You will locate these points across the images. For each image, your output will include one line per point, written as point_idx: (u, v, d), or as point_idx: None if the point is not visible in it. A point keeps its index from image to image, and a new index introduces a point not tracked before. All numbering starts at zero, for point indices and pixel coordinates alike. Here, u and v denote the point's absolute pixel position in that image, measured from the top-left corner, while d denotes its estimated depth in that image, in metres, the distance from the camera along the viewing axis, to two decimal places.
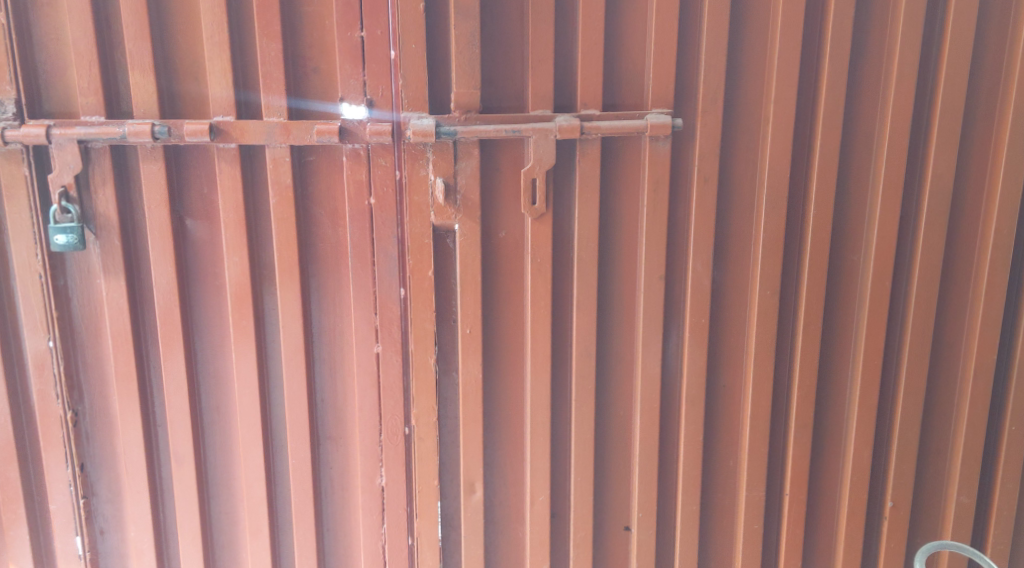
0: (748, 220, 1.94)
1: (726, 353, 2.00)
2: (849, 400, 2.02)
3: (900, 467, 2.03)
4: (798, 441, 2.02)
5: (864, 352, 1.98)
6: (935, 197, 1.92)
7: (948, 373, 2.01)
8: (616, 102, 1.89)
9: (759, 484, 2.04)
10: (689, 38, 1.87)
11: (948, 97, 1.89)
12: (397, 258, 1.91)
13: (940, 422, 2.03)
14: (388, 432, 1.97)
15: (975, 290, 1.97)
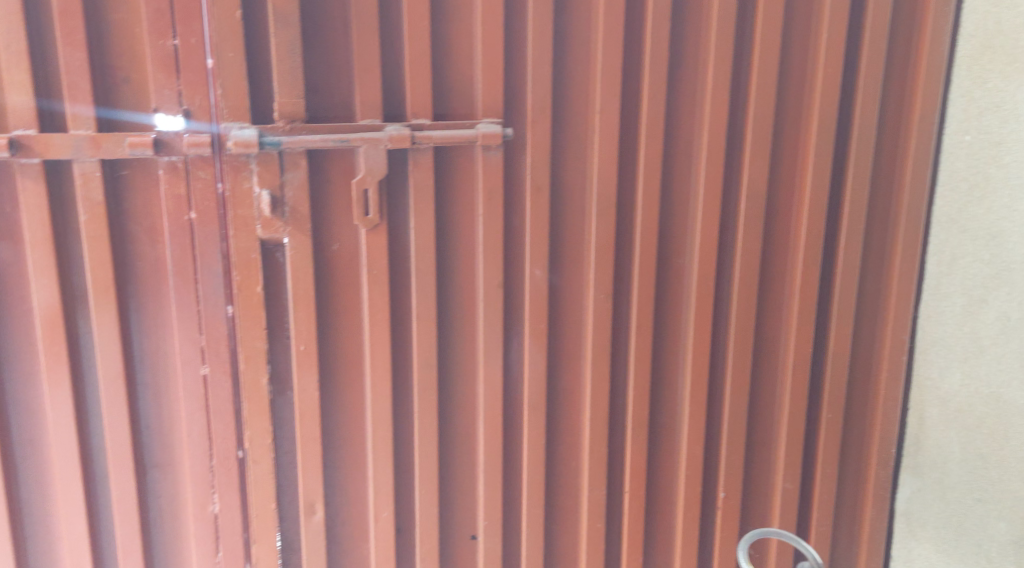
0: (580, 227, 1.98)
1: (564, 358, 2.03)
2: (681, 398, 2.09)
3: (730, 459, 2.11)
4: (635, 440, 2.07)
5: (693, 351, 2.05)
6: (751, 200, 2.01)
7: (769, 367, 2.11)
8: (446, 111, 1.88)
9: (601, 485, 2.07)
10: (514, 48, 1.89)
11: (760, 106, 1.98)
12: (223, 274, 1.83)
13: (764, 414, 2.13)
14: (219, 457, 1.89)
15: (791, 287, 2.08)
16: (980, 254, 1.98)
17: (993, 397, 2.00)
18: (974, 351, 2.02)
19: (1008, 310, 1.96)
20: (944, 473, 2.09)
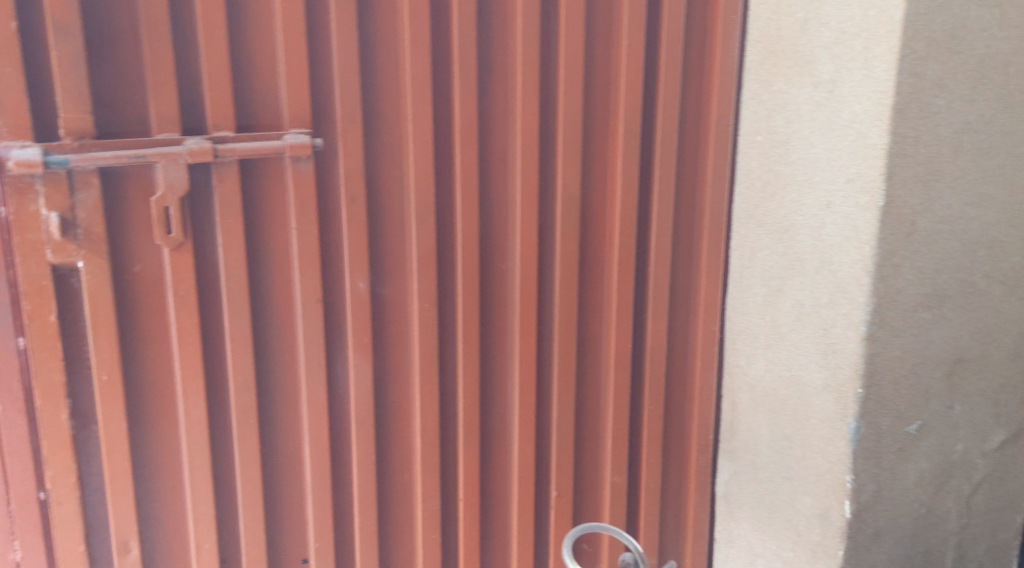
0: (400, 237, 1.96)
1: (391, 370, 2.01)
2: (511, 401, 2.11)
3: (561, 458, 2.15)
4: (466, 448, 2.07)
5: (520, 355, 2.07)
6: (566, 204, 2.06)
7: (593, 365, 2.17)
8: (251, 123, 1.83)
9: (434, 495, 2.06)
10: (319, 58, 1.85)
11: (569, 111, 2.02)
12: (11, 304, 1.71)
13: (590, 412, 2.19)
14: (18, 500, 1.76)
15: (609, 286, 2.14)
16: (774, 247, 2.06)
17: (793, 380, 2.05)
18: (776, 337, 2.09)
19: (801, 297, 2.01)
20: (755, 455, 2.17)
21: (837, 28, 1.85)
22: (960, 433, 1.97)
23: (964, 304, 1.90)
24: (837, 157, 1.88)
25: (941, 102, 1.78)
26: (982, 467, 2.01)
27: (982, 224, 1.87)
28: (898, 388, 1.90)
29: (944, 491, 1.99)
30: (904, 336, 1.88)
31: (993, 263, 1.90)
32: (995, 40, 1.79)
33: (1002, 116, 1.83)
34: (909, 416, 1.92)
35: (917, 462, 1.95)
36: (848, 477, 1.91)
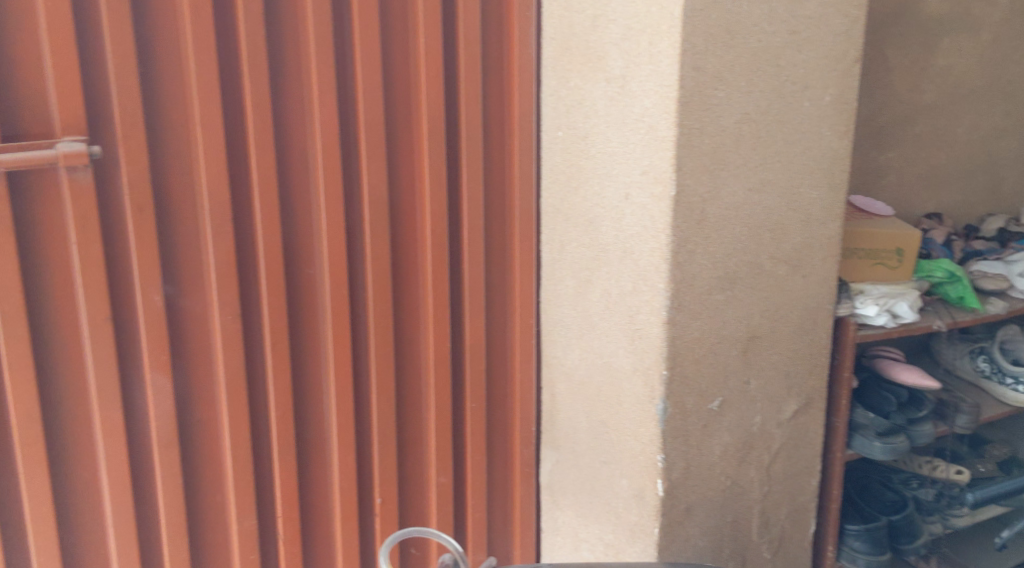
0: (196, 247, 1.87)
1: (196, 388, 1.91)
2: (328, 410, 2.04)
3: (383, 464, 2.11)
4: (282, 462, 1.99)
5: (334, 361, 2.01)
6: (374, 205, 2.00)
7: (412, 368, 2.13)
8: (20, 132, 1.70)
9: (250, 514, 1.98)
10: (92, 62, 1.74)
11: (369, 110, 1.96)
12: None
13: (412, 415, 2.15)
14: None
15: (424, 286, 2.10)
16: (582, 239, 2.11)
17: (605, 367, 2.10)
18: (587, 327, 2.14)
19: (608, 286, 2.06)
20: (575, 443, 2.22)
21: (623, 25, 1.91)
22: (757, 405, 2.08)
23: (753, 285, 2.00)
24: (631, 150, 1.94)
25: (721, 94, 1.85)
26: (779, 436, 2.13)
27: (764, 208, 1.96)
28: (698, 367, 1.98)
29: (747, 461, 2.10)
30: (701, 319, 1.96)
31: (776, 245, 2.00)
32: (765, 34, 1.86)
33: (776, 106, 1.91)
34: (711, 394, 2.01)
35: (720, 436, 2.05)
36: (659, 457, 1.98)
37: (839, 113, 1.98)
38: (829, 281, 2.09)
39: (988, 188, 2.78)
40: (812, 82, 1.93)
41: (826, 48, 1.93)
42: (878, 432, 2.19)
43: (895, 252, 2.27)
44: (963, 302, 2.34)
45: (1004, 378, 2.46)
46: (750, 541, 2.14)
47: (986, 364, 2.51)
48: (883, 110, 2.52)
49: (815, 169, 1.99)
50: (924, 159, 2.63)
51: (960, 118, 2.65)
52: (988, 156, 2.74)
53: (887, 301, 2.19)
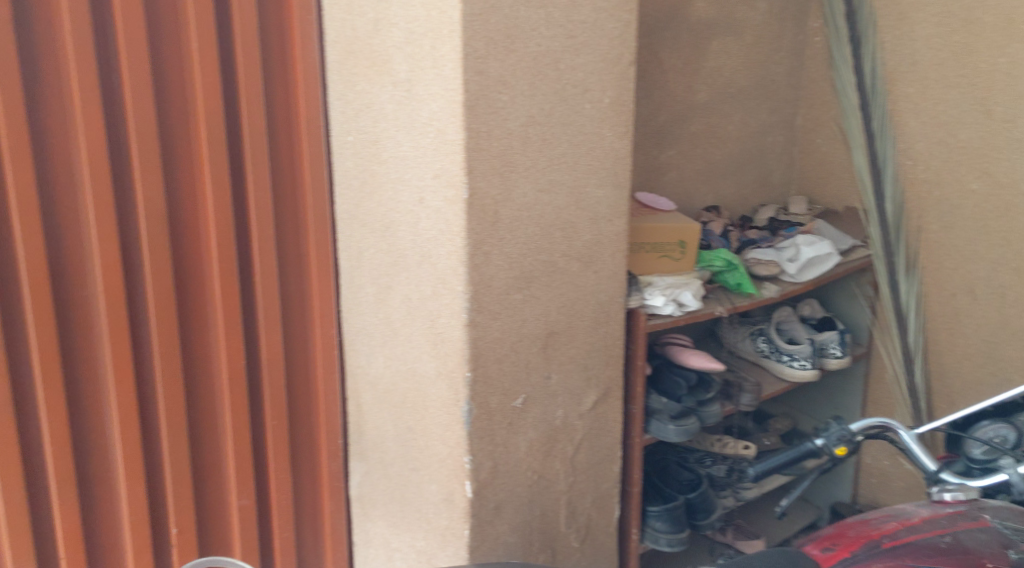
0: None
1: None
2: (112, 440, 1.92)
3: (177, 492, 2.00)
4: (61, 500, 1.87)
5: (115, 389, 1.89)
6: (152, 220, 1.89)
7: (205, 389, 2.02)
8: None
9: (28, 557, 1.86)
10: None
11: (140, 120, 1.85)
12: None
13: (208, 438, 2.05)
14: None
15: (213, 302, 2.00)
16: (379, 245, 2.08)
17: (409, 373, 2.09)
18: (390, 334, 2.11)
19: (408, 291, 2.05)
20: (383, 452, 2.18)
21: (405, 29, 1.90)
22: (559, 399, 2.12)
23: (549, 283, 2.03)
24: (422, 154, 1.93)
25: (505, 97, 1.88)
26: (581, 428, 2.18)
27: (555, 208, 2.00)
28: (501, 367, 2.00)
29: (551, 455, 2.14)
30: (500, 318, 1.98)
31: (568, 243, 2.04)
32: (543, 38, 1.90)
33: (559, 108, 1.95)
34: (515, 392, 2.04)
35: (525, 432, 2.08)
36: (467, 458, 1.99)
37: (619, 115, 2.04)
38: (619, 275, 2.15)
39: (759, 180, 2.98)
40: (591, 85, 1.99)
41: (602, 52, 1.99)
42: (672, 415, 2.29)
43: (677, 245, 2.39)
44: (741, 288, 2.49)
45: (781, 356, 2.64)
46: (558, 532, 2.19)
47: (765, 343, 2.68)
48: (661, 110, 2.65)
49: (599, 169, 2.05)
50: (701, 155, 2.78)
51: (730, 116, 2.82)
52: (757, 151, 2.93)
53: (673, 291, 2.29)
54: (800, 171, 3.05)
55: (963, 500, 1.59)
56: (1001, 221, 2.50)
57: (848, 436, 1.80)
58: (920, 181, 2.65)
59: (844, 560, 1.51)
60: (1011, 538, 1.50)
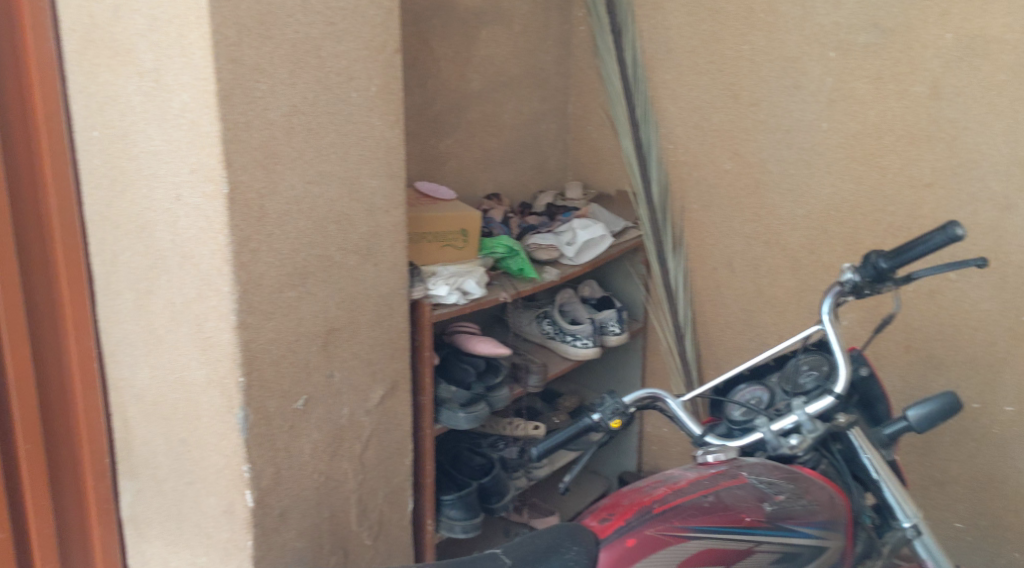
0: None
1: None
2: None
3: None
4: None
5: None
6: None
7: None
8: None
9: None
10: None
11: None
12: None
13: None
14: None
15: None
16: (136, 247, 1.95)
17: (178, 382, 1.98)
18: (154, 341, 1.99)
19: (171, 294, 1.93)
20: (156, 468, 2.06)
21: (149, 15, 1.78)
22: (343, 398, 2.07)
23: (325, 279, 1.98)
24: (176, 148, 1.83)
25: (263, 86, 1.80)
26: (368, 424, 2.14)
27: (326, 200, 1.95)
28: (278, 369, 1.93)
29: (339, 455, 2.09)
30: (275, 318, 1.91)
31: (343, 236, 1.99)
32: (301, 25, 1.84)
33: (323, 97, 1.90)
34: (294, 393, 1.97)
35: (308, 434, 2.02)
36: (245, 467, 1.91)
37: (387, 103, 2.02)
38: (399, 266, 2.13)
39: (536, 167, 3.04)
40: (356, 73, 1.95)
41: (365, 39, 1.95)
42: (461, 403, 2.28)
43: (459, 234, 2.39)
44: (524, 274, 2.53)
45: (565, 337, 2.71)
46: (350, 531, 2.16)
47: (550, 325, 2.75)
48: (435, 98, 2.64)
49: (371, 159, 2.01)
50: (479, 143, 2.81)
51: (504, 103, 2.85)
52: (533, 138, 2.99)
53: (456, 279, 2.29)
54: (574, 157, 3.14)
55: (724, 460, 1.70)
56: (752, 198, 2.68)
57: (622, 408, 1.81)
58: (681, 163, 2.80)
59: (620, 529, 1.58)
60: (765, 491, 1.62)
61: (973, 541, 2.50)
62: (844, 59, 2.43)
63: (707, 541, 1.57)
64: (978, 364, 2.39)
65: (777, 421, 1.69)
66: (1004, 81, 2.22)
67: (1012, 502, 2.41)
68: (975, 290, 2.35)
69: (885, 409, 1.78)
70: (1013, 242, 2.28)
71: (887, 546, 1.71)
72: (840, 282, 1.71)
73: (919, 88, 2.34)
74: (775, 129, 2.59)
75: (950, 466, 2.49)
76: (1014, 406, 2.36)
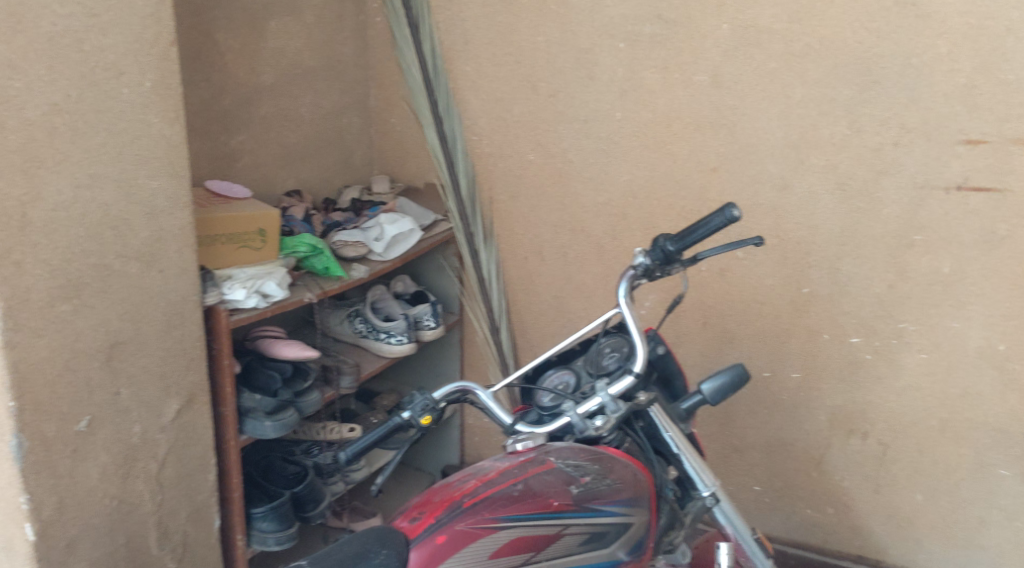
0: None
1: None
2: None
3: None
4: None
5: None
6: None
7: None
8: None
9: None
10: None
11: None
12: None
13: None
14: None
15: None
16: None
17: None
18: None
19: None
20: None
21: None
22: (134, 415, 1.95)
23: (104, 289, 1.85)
24: None
25: (17, 84, 1.67)
26: (164, 441, 2.03)
27: (101, 205, 1.82)
28: (54, 390, 1.80)
29: (132, 476, 1.97)
30: (45, 336, 1.77)
31: (122, 243, 1.87)
32: (58, 16, 1.71)
33: (89, 94, 1.77)
34: (76, 415, 1.84)
35: (95, 458, 1.88)
36: (22, 498, 1.77)
37: (165, 99, 1.90)
38: (190, 272, 2.01)
39: (339, 162, 2.96)
40: (126, 67, 1.83)
41: (134, 32, 1.83)
42: (267, 411, 2.19)
43: (257, 234, 2.29)
44: (329, 272, 2.45)
45: (378, 334, 2.65)
46: (150, 556, 2.04)
47: (362, 324, 2.68)
48: (224, 93, 2.52)
49: (150, 159, 1.89)
50: (275, 139, 2.71)
51: (299, 97, 2.76)
52: (334, 133, 2.92)
53: (254, 281, 2.18)
54: (379, 150, 3.07)
55: (532, 447, 1.72)
56: (556, 187, 2.73)
57: (432, 405, 1.77)
58: (485, 154, 2.81)
59: (430, 527, 1.56)
60: (572, 474, 1.65)
61: (770, 503, 2.66)
62: (632, 49, 2.51)
63: (516, 530, 1.58)
64: (768, 336, 2.53)
65: (582, 404, 1.73)
66: (775, 68, 2.35)
67: (802, 463, 2.59)
68: (760, 267, 2.49)
69: (681, 385, 1.86)
70: (791, 221, 2.42)
71: (689, 516, 1.79)
72: (633, 265, 1.77)
73: (701, 77, 2.44)
74: (573, 119, 2.64)
75: (747, 434, 2.64)
76: (800, 372, 2.52)
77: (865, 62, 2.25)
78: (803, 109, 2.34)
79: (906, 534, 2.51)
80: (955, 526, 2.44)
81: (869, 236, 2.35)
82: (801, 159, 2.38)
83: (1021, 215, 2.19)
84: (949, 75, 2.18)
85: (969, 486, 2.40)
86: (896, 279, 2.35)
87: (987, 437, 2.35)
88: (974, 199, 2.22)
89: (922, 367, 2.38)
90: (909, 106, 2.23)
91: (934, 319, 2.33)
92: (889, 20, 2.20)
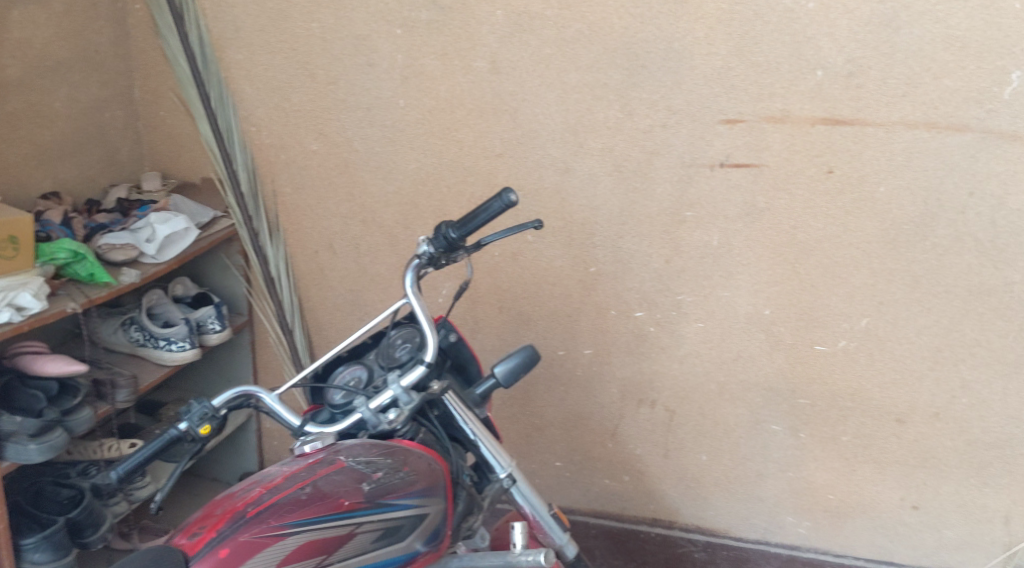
0: None
1: None
2: None
3: None
4: None
5: None
6: None
7: None
8: None
9: None
10: None
11: None
12: None
13: None
14: None
15: None
16: None
17: None
18: None
19: None
20: None
21: None
22: None
23: None
24: None
25: None
26: None
27: None
28: None
29: None
30: None
31: None
32: None
33: None
34: None
35: None
36: None
37: None
38: None
39: (105, 159, 2.76)
40: None
41: None
42: (30, 434, 2.01)
43: (7, 242, 2.10)
44: (94, 279, 2.30)
45: (157, 341, 2.51)
46: None
47: (138, 331, 2.52)
48: None
49: None
50: (25, 138, 2.49)
51: (52, 92, 2.55)
52: (97, 129, 2.71)
53: (6, 294, 2.06)
54: (149, 145, 2.87)
55: (321, 448, 1.68)
56: (342, 178, 2.67)
57: (211, 412, 1.69)
58: (265, 146, 2.71)
59: (211, 541, 1.51)
60: (364, 470, 1.63)
61: (571, 476, 2.74)
62: (410, 36, 2.49)
63: (305, 535, 1.54)
64: (559, 316, 2.59)
65: (375, 399, 1.70)
66: (550, 54, 2.40)
67: (598, 436, 2.67)
68: (549, 250, 2.54)
69: (475, 370, 1.86)
70: (574, 203, 2.49)
71: (487, 499, 1.81)
72: (418, 255, 1.75)
73: (479, 63, 2.46)
74: (355, 107, 2.59)
75: (546, 411, 2.70)
76: (591, 348, 2.60)
77: (632, 47, 2.34)
78: (579, 94, 2.41)
79: (695, 494, 2.65)
80: (736, 482, 2.61)
81: (646, 215, 2.45)
82: (579, 142, 2.44)
83: (777, 188, 2.35)
84: (707, 58, 2.30)
85: (747, 443, 2.57)
86: (673, 254, 2.46)
87: (759, 396, 2.52)
88: (737, 174, 2.36)
89: (699, 335, 2.51)
90: (674, 89, 2.34)
91: (707, 290, 2.47)
92: (650, 7, 2.30)
